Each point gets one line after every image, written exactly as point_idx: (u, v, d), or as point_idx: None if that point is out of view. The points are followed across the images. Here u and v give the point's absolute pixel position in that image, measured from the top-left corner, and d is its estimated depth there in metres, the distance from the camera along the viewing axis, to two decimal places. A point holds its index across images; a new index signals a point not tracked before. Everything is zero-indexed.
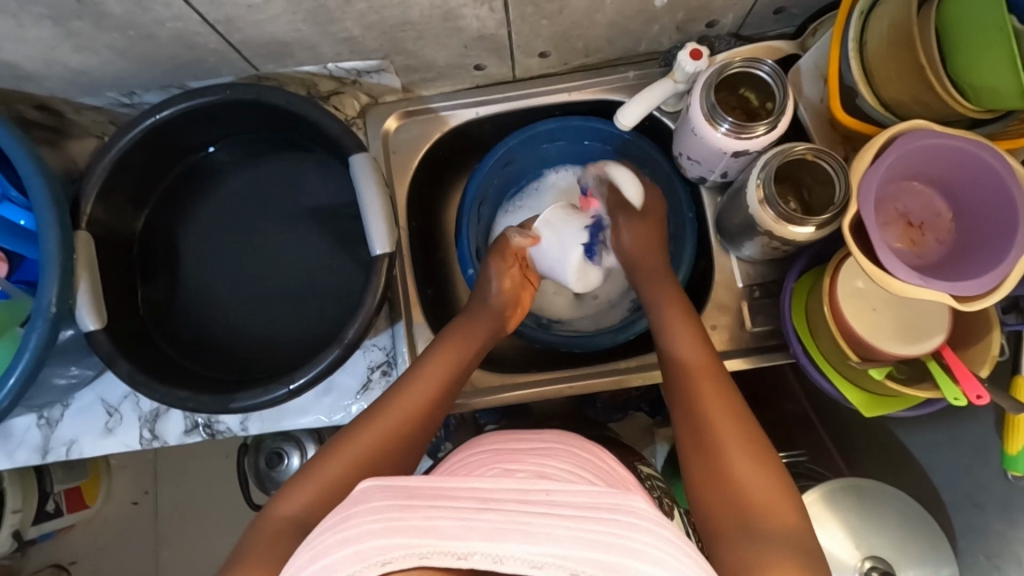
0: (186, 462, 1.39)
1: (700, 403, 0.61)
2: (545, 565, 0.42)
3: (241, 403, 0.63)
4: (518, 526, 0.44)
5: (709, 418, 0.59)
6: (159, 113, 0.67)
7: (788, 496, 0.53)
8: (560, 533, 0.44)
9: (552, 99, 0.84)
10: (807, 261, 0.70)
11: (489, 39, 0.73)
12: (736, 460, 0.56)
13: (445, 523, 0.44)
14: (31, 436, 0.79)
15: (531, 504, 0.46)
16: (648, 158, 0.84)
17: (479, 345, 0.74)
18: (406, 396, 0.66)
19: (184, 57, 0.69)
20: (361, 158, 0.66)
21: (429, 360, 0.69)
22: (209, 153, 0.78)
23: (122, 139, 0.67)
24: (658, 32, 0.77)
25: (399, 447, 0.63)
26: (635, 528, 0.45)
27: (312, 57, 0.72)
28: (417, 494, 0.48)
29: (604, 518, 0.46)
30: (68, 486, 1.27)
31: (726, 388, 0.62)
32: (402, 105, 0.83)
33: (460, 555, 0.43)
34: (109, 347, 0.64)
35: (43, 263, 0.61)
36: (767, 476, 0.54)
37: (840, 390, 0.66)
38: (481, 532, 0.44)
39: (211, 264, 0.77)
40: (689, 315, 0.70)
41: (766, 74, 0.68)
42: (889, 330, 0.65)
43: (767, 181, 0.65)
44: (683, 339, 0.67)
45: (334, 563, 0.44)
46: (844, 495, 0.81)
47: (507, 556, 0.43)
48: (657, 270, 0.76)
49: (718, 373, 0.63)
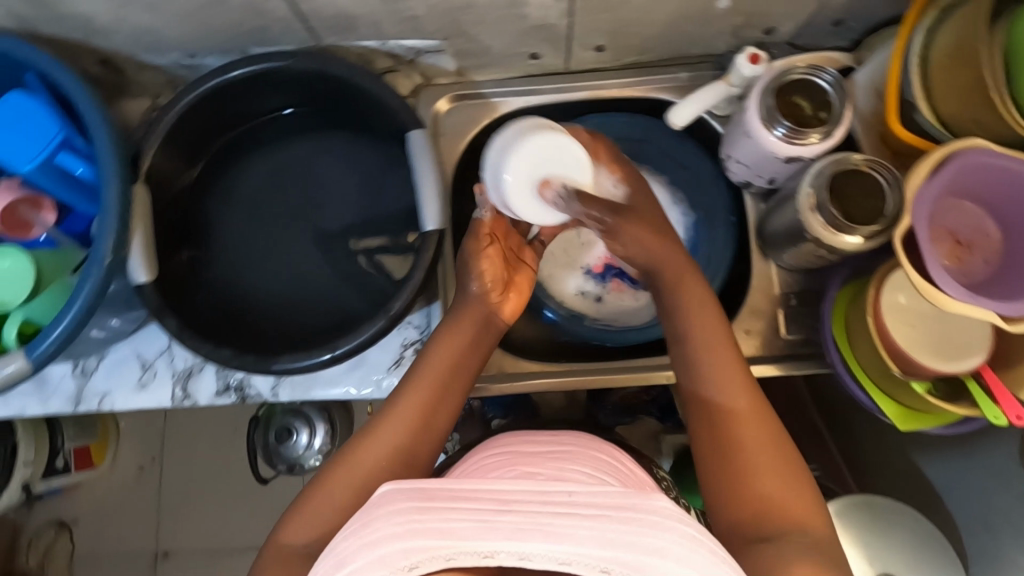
0: (196, 430, 1.40)
1: (727, 405, 0.59)
2: (573, 562, 0.42)
3: (281, 366, 0.64)
4: (540, 527, 0.44)
5: (727, 418, 0.59)
6: (229, 74, 0.68)
7: (809, 501, 0.55)
8: (581, 533, 0.43)
9: (603, 94, 0.85)
10: (848, 271, 0.70)
11: (549, 29, 0.74)
12: (756, 467, 0.56)
13: (463, 526, 0.44)
14: (66, 384, 0.80)
15: (551, 504, 0.46)
16: (693, 161, 0.85)
17: (480, 335, 0.68)
18: (426, 376, 0.65)
19: (250, 24, 0.70)
20: (419, 135, 0.67)
21: (430, 349, 0.66)
22: (285, 113, 0.78)
23: (178, 103, 0.68)
24: (716, 35, 0.78)
25: (421, 434, 0.63)
26: (656, 527, 0.44)
27: (374, 33, 0.73)
28: (435, 495, 0.47)
29: (624, 518, 0.45)
30: (78, 445, 1.28)
31: (746, 386, 0.60)
32: (455, 88, 0.84)
33: (484, 554, 0.43)
34: (157, 301, 0.65)
35: (103, 213, 0.62)
36: (785, 481, 0.55)
37: (878, 404, 0.65)
38: (501, 531, 0.44)
39: (248, 228, 0.76)
40: (705, 298, 0.64)
41: (827, 82, 0.69)
42: (928, 346, 0.65)
43: (818, 188, 0.65)
44: (707, 331, 0.63)
45: (358, 569, 0.44)
46: (856, 511, 0.82)
47: (532, 553, 0.42)
48: (676, 261, 0.65)
49: (739, 367, 0.61)
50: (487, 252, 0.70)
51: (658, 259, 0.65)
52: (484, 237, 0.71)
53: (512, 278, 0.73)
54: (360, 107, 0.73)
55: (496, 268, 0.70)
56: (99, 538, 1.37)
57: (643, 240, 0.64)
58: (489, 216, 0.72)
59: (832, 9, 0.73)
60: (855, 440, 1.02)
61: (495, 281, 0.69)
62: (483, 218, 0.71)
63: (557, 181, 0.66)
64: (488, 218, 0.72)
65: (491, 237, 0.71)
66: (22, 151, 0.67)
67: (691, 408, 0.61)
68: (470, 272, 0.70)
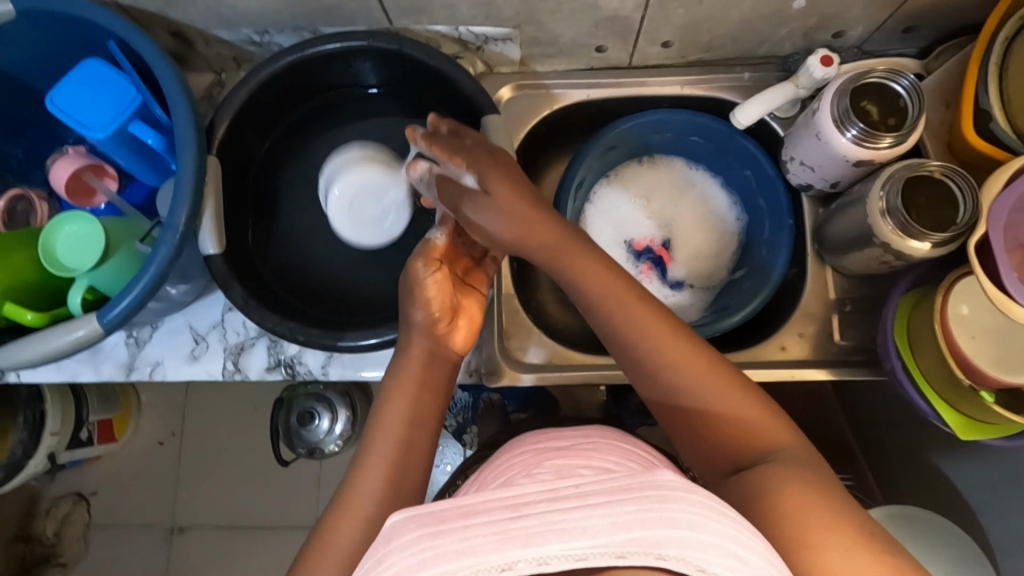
0: (219, 408, 1.40)
1: (660, 362, 0.58)
2: (590, 556, 0.38)
3: (345, 344, 0.66)
4: (554, 526, 0.39)
5: (666, 376, 0.58)
6: (306, 50, 0.68)
7: (776, 414, 0.56)
8: (596, 524, 0.39)
9: (665, 91, 0.84)
10: (912, 280, 0.69)
11: (621, 22, 0.74)
12: (717, 402, 0.57)
13: (479, 540, 0.39)
14: (119, 351, 0.81)
15: (559, 501, 0.41)
16: (753, 160, 0.83)
17: (436, 361, 0.64)
18: (400, 385, 0.62)
19: (327, 2, 0.70)
20: (494, 120, 0.68)
21: (390, 385, 0.62)
22: (369, 92, 0.78)
23: (245, 83, 0.67)
24: (785, 36, 0.77)
25: (404, 448, 0.59)
26: (666, 500, 0.40)
27: (447, 18, 0.73)
28: (446, 516, 0.43)
29: (629, 498, 0.41)
30: (101, 417, 1.28)
31: (675, 340, 0.59)
32: (517, 78, 0.84)
33: (502, 566, 0.38)
34: (226, 272, 0.65)
35: (179, 183, 0.62)
36: (746, 402, 0.56)
37: (938, 411, 0.65)
38: (516, 539, 0.39)
39: (309, 206, 0.77)
40: (605, 266, 0.62)
41: (904, 88, 0.68)
42: (990, 356, 0.66)
43: (889, 193, 0.65)
44: (616, 298, 0.61)
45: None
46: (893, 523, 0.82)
47: (550, 556, 0.38)
48: (554, 239, 0.62)
49: (661, 322, 0.60)
50: (434, 283, 0.64)
51: (544, 236, 0.61)
52: (431, 259, 0.64)
53: (459, 304, 0.66)
54: (430, 91, 0.73)
55: (444, 295, 0.64)
56: (115, 511, 1.37)
57: (510, 221, 0.60)
58: (435, 242, 0.66)
59: (907, 15, 0.73)
60: (886, 452, 1.02)
61: (442, 310, 0.63)
62: (435, 241, 0.66)
63: (424, 163, 0.67)
64: (439, 243, 0.66)
65: (442, 262, 0.65)
66: (99, 117, 0.67)
67: (639, 383, 0.61)
68: (414, 300, 0.64)
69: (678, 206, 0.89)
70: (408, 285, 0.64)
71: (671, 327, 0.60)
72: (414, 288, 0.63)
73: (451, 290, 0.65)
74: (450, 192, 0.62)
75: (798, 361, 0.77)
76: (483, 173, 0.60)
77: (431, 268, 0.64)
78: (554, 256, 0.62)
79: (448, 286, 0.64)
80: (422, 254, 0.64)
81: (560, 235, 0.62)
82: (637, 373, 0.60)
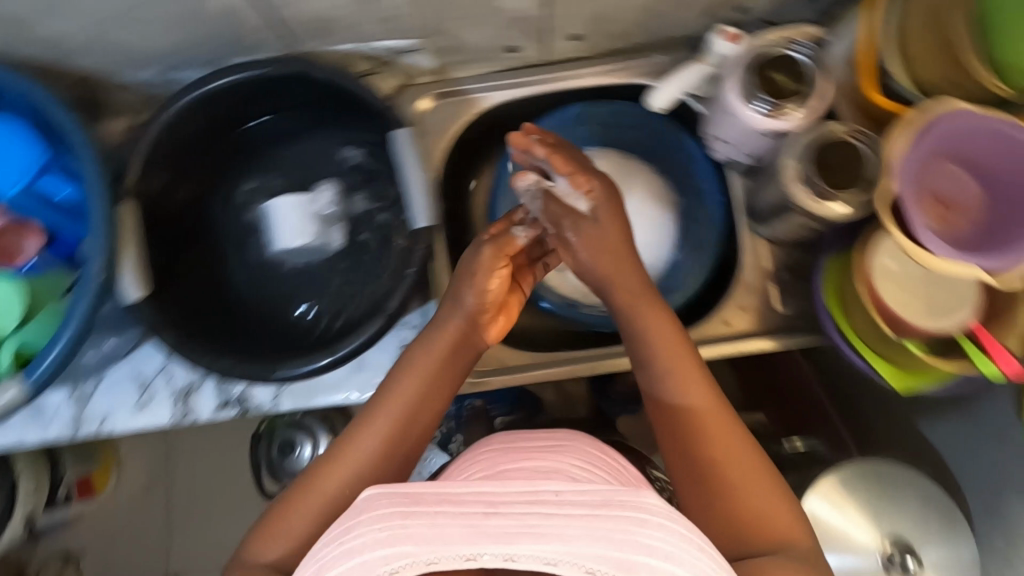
0: (198, 452, 1.37)
1: (691, 407, 0.60)
2: (559, 563, 0.40)
3: (282, 373, 0.64)
4: (529, 529, 0.42)
5: (692, 422, 0.59)
6: (210, 83, 0.67)
7: (790, 506, 0.57)
8: (572, 532, 0.41)
9: (581, 83, 0.85)
10: (835, 243, 0.71)
11: (527, 21, 0.74)
12: (737, 479, 0.57)
13: (451, 529, 0.42)
14: (63, 411, 0.79)
15: (539, 504, 0.43)
16: (681, 143, 0.84)
17: (461, 351, 0.66)
18: (419, 363, 0.64)
19: (227, 34, 0.70)
20: (402, 134, 0.67)
21: (402, 371, 0.64)
22: (253, 126, 0.76)
23: (171, 106, 0.67)
24: (692, 17, 0.78)
25: (400, 439, 0.61)
26: (647, 525, 0.43)
27: (351, 36, 0.73)
28: (421, 497, 0.45)
29: (612, 515, 0.43)
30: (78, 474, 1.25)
31: (714, 403, 0.60)
32: (437, 87, 0.84)
33: (467, 557, 0.40)
34: (153, 316, 0.64)
35: (92, 236, 0.61)
36: (766, 487, 0.57)
37: (875, 365, 0.67)
38: (490, 535, 0.41)
39: (239, 240, 0.77)
40: (661, 315, 0.64)
41: (801, 56, 0.70)
42: (921, 306, 0.66)
43: (801, 161, 0.66)
44: (663, 340, 0.62)
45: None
46: (861, 479, 0.82)
47: (517, 555, 0.40)
48: (628, 274, 0.64)
49: (705, 381, 0.61)
50: (491, 267, 0.66)
51: (619, 279, 0.64)
52: (501, 255, 0.67)
53: (505, 300, 0.70)
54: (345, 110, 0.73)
55: (502, 289, 0.67)
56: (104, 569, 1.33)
57: (598, 249, 0.64)
58: (517, 241, 0.68)
59: None
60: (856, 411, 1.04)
61: (495, 302, 0.66)
62: (517, 239, 0.68)
63: (535, 174, 0.65)
64: (517, 241, 0.68)
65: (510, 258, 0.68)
66: (7, 175, 0.68)
67: (659, 418, 0.61)
68: (471, 282, 0.66)
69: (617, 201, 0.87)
70: (463, 265, 0.68)
71: (713, 390, 0.61)
72: (468, 269, 0.66)
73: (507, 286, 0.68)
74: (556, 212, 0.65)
75: (744, 334, 0.78)
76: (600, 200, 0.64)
77: (495, 256, 0.67)
78: (619, 295, 0.65)
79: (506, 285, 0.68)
80: (491, 240, 0.67)
81: (634, 274, 0.65)
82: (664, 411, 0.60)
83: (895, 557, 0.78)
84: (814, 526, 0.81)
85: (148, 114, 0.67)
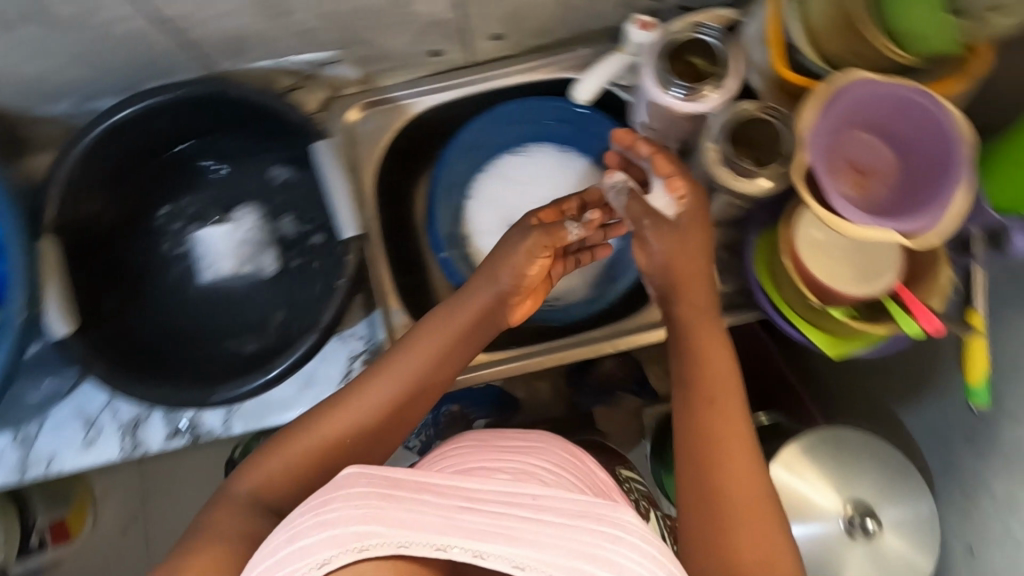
0: (170, 479, 1.27)
1: (716, 424, 0.59)
2: (525, 568, 0.44)
3: (219, 397, 0.64)
4: (501, 530, 0.46)
5: (713, 437, 0.59)
6: (116, 114, 0.67)
7: (787, 556, 0.55)
8: (542, 539, 0.46)
9: (509, 81, 0.86)
10: (762, 219, 0.73)
11: (443, 25, 0.75)
12: (739, 514, 0.55)
13: (427, 519, 0.46)
14: (8, 456, 0.77)
15: (516, 508, 0.47)
16: (610, 133, 0.86)
17: (477, 326, 0.65)
18: (439, 327, 0.64)
19: (140, 59, 0.69)
20: (323, 145, 0.69)
21: (420, 335, 0.63)
22: (178, 150, 0.76)
23: (82, 141, 0.66)
24: (608, 8, 0.79)
25: (390, 416, 0.61)
26: (618, 543, 0.46)
27: (267, 52, 0.73)
28: (401, 483, 0.48)
29: (585, 528, 0.47)
30: (53, 519, 1.17)
31: (737, 432, 0.59)
32: (364, 97, 0.83)
33: (438, 546, 0.45)
34: (81, 349, 0.64)
35: (10, 276, 0.61)
36: (764, 529, 0.55)
37: (806, 333, 0.69)
38: (462, 530, 0.45)
39: (175, 269, 0.76)
40: (711, 333, 0.62)
41: (710, 38, 0.72)
42: (850, 272, 0.67)
43: (720, 141, 0.68)
44: (710, 353, 0.61)
45: (310, 546, 0.45)
46: (822, 446, 0.83)
47: (486, 552, 0.45)
48: (692, 281, 0.62)
49: (736, 407, 0.60)
50: (522, 243, 0.65)
51: (691, 290, 0.62)
52: (545, 245, 0.65)
53: (538, 284, 0.68)
54: (261, 125, 0.73)
55: (540, 274, 0.66)
56: None
57: (674, 249, 0.62)
58: (564, 233, 0.65)
59: None
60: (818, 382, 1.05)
61: (525, 285, 0.65)
62: (568, 234, 0.65)
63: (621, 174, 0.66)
64: (567, 236, 0.66)
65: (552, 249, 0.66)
66: None
67: (681, 423, 0.61)
68: (510, 262, 0.64)
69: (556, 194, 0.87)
70: (502, 245, 0.66)
71: (742, 419, 0.60)
72: (504, 253, 0.65)
73: (542, 273, 0.66)
74: (636, 212, 0.64)
75: None
76: (686, 207, 0.62)
77: (522, 232, 0.66)
78: (684, 303, 0.63)
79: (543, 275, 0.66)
80: (521, 226, 0.66)
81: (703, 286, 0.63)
82: (687, 414, 0.60)
83: (856, 520, 0.78)
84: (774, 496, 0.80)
85: (59, 152, 0.67)
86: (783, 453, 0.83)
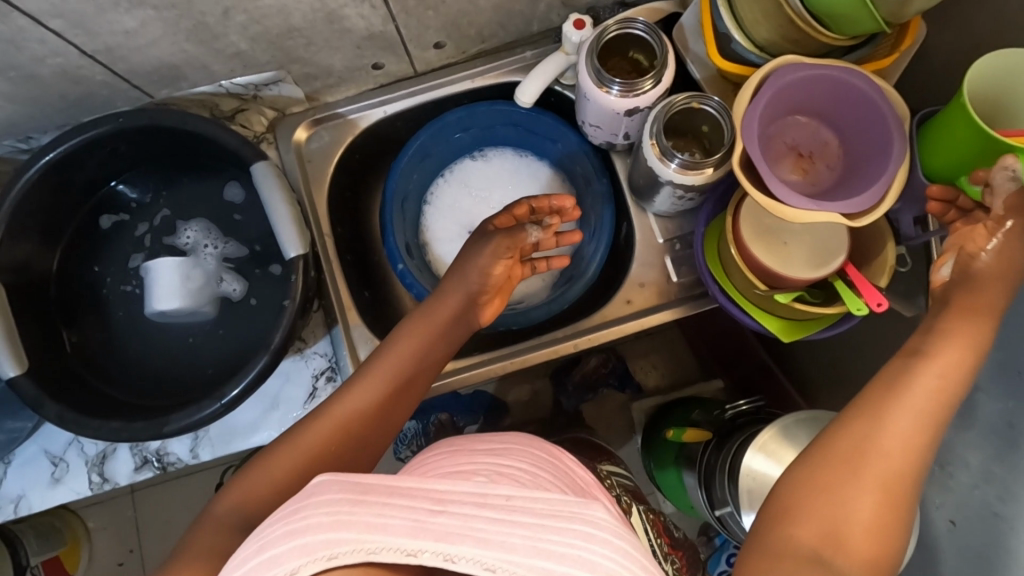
0: (170, 503, 1.22)
1: (913, 391, 0.50)
2: (498, 570, 0.38)
3: (173, 426, 0.66)
4: (470, 532, 0.39)
5: (901, 398, 0.50)
6: (46, 155, 0.69)
7: (885, 537, 0.46)
8: (514, 541, 0.39)
9: (457, 89, 0.86)
10: (712, 208, 0.74)
11: (380, 37, 0.74)
12: (873, 463, 0.48)
13: (397, 522, 0.39)
14: None
15: (487, 508, 0.41)
16: (557, 132, 0.86)
17: (447, 326, 0.66)
18: (424, 320, 0.65)
19: (74, 93, 0.69)
20: (263, 166, 0.71)
21: (399, 335, 0.64)
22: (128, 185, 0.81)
23: (18, 182, 0.69)
24: (546, 9, 0.79)
25: (386, 411, 0.60)
26: (592, 539, 0.40)
27: (204, 76, 0.73)
28: (372, 488, 0.42)
29: (561, 527, 0.40)
30: (45, 558, 1.10)
31: (931, 404, 0.50)
32: (310, 114, 0.83)
33: (408, 551, 0.38)
34: (34, 392, 0.66)
35: None
36: (879, 508, 0.47)
37: (760, 320, 0.70)
38: (432, 532, 0.39)
39: (130, 301, 0.79)
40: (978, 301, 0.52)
41: (642, 31, 0.70)
42: (802, 256, 0.68)
43: (659, 134, 0.68)
44: (955, 336, 0.52)
45: (278, 556, 0.39)
46: (798, 427, 0.74)
47: (458, 555, 0.38)
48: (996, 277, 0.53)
49: (950, 388, 0.50)
50: (484, 249, 0.68)
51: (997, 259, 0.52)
52: (508, 248, 0.68)
53: (502, 285, 0.70)
54: (197, 145, 0.75)
55: (502, 273, 0.69)
56: None
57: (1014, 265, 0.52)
58: (523, 237, 0.69)
59: None
60: (798, 366, 1.03)
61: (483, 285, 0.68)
62: (529, 234, 0.69)
63: (809, 161, 0.69)
64: (527, 238, 0.69)
65: (513, 255, 0.69)
66: None
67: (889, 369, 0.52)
68: (480, 249, 0.68)
69: (514, 192, 0.89)
70: (466, 249, 0.70)
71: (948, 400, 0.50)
72: (466, 257, 0.69)
73: (504, 275, 0.69)
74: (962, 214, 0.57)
75: (645, 310, 0.79)
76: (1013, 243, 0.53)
77: (485, 238, 0.69)
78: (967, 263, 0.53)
79: (510, 275, 0.70)
80: (480, 231, 0.70)
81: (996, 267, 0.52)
82: (910, 345, 0.53)
83: None
84: (744, 477, 0.75)
85: None
86: (758, 439, 0.76)
